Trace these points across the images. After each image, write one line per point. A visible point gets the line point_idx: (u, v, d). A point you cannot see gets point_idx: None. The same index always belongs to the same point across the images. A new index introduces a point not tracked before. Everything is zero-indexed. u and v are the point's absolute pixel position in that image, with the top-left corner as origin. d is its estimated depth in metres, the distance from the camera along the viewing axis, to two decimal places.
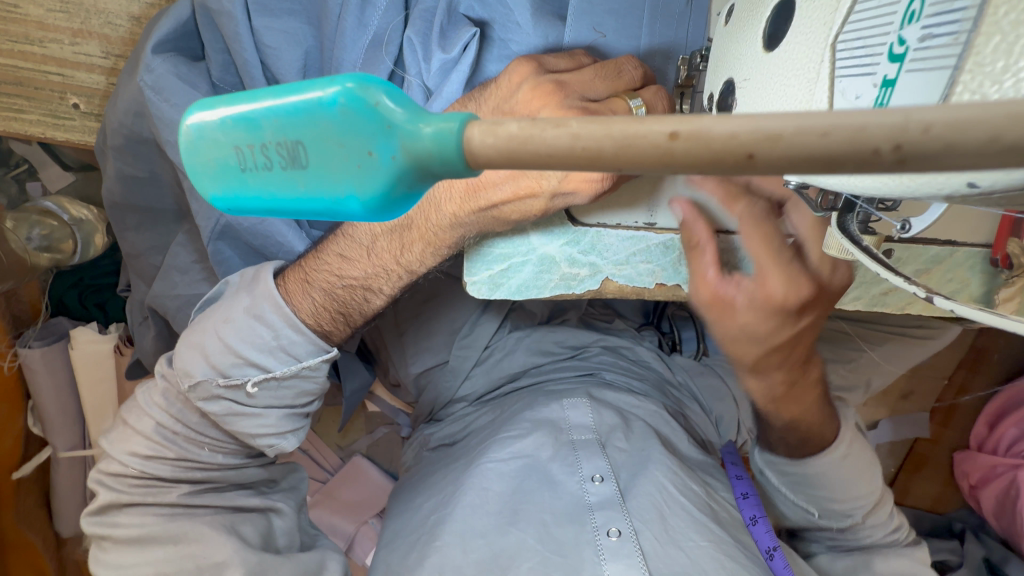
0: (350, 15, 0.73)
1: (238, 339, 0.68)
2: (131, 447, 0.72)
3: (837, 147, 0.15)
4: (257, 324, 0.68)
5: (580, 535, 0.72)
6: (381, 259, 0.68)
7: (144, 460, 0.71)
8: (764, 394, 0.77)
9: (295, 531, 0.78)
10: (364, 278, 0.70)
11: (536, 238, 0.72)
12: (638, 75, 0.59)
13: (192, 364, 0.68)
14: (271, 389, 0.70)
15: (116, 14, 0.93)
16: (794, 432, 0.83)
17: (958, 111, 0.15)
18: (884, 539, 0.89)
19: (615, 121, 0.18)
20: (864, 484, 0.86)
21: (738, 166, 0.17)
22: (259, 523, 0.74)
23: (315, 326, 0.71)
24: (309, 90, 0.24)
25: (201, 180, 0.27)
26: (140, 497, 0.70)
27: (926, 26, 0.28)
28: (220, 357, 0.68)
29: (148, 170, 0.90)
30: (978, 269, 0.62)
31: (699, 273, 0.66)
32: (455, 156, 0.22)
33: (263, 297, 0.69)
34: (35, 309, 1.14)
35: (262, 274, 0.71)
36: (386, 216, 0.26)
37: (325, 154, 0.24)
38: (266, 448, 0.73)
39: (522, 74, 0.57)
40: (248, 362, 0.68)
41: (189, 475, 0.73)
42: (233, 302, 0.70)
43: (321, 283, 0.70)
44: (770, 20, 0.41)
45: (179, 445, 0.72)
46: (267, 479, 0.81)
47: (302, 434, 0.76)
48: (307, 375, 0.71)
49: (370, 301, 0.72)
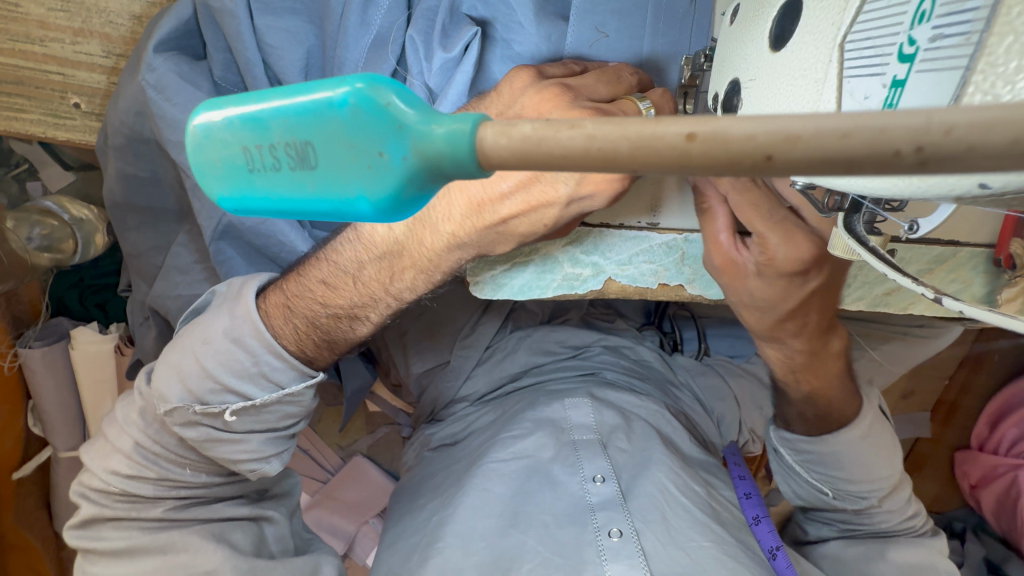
0: (353, 14, 0.72)
1: (217, 364, 0.67)
2: (111, 465, 0.71)
3: (859, 148, 0.15)
4: (237, 350, 0.67)
5: (582, 536, 0.72)
6: (368, 287, 0.68)
7: (126, 479, 0.70)
8: (780, 358, 0.80)
9: (289, 537, 0.79)
10: (350, 306, 0.70)
11: (547, 247, 0.73)
12: (634, 82, 0.60)
13: (169, 389, 0.68)
14: (252, 415, 0.70)
15: (117, 14, 0.93)
16: (812, 407, 0.84)
17: (980, 112, 0.14)
18: (900, 525, 0.88)
19: (631, 122, 0.18)
20: (883, 466, 0.85)
21: (757, 168, 0.16)
22: (251, 530, 0.74)
23: (298, 353, 0.70)
24: (318, 90, 0.24)
25: (208, 180, 0.27)
26: (125, 511, 0.70)
27: (937, 27, 0.28)
28: (197, 382, 0.68)
29: (149, 170, 0.90)
30: (980, 269, 0.62)
31: (713, 241, 0.65)
32: (468, 157, 0.21)
33: (243, 320, 0.68)
34: (35, 310, 1.13)
35: (244, 293, 0.70)
36: (394, 218, 0.25)
37: (334, 155, 0.24)
38: (248, 473, 0.73)
39: (523, 80, 0.58)
40: (227, 389, 0.68)
41: (172, 491, 0.72)
42: (213, 323, 0.69)
43: (303, 311, 0.69)
44: (776, 20, 0.41)
45: (160, 465, 0.71)
46: (258, 489, 0.81)
47: (287, 458, 0.76)
48: (290, 400, 0.72)
49: (356, 328, 0.72)
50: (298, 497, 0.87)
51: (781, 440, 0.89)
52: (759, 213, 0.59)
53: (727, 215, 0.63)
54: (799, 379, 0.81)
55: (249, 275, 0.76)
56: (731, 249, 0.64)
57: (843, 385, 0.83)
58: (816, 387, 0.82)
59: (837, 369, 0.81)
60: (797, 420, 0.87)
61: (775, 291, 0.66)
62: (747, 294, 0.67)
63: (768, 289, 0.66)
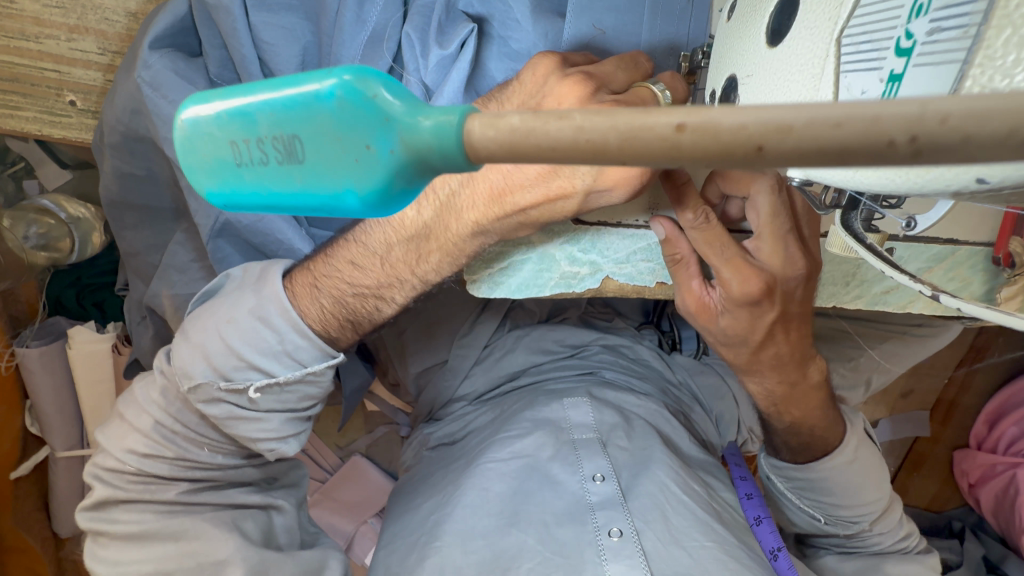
0: (349, 11, 0.72)
1: (242, 341, 0.67)
2: (129, 445, 0.71)
3: (852, 137, 0.15)
4: (262, 328, 0.67)
5: (582, 535, 0.72)
6: (395, 268, 0.68)
7: (142, 458, 0.71)
8: (760, 392, 0.78)
9: (296, 529, 0.77)
10: (376, 286, 0.69)
11: (539, 239, 0.72)
12: (652, 67, 0.59)
13: (193, 364, 0.67)
14: (275, 394, 0.69)
15: (113, 11, 0.92)
16: (795, 436, 0.83)
17: (977, 101, 0.14)
18: (893, 546, 0.88)
19: (620, 113, 0.17)
20: (874, 489, 0.85)
21: (748, 159, 0.16)
22: (261, 520, 0.73)
23: (322, 332, 0.70)
24: (305, 83, 0.23)
25: (196, 176, 0.27)
26: (139, 493, 0.70)
27: (934, 20, 0.28)
28: (222, 359, 0.67)
29: (145, 168, 0.90)
30: (979, 267, 0.62)
31: (684, 286, 0.66)
32: (456, 149, 0.21)
33: (269, 299, 0.68)
34: (33, 309, 1.13)
35: (270, 275, 0.71)
36: (384, 212, 0.25)
37: (322, 149, 0.23)
38: (266, 453, 0.72)
39: (546, 67, 0.56)
40: (251, 366, 0.67)
41: (187, 473, 0.72)
42: (237, 302, 0.69)
43: (329, 289, 0.69)
44: (773, 15, 0.41)
45: (177, 443, 0.71)
46: (267, 477, 0.80)
47: (304, 439, 0.75)
48: (312, 380, 0.71)
49: (380, 309, 0.72)
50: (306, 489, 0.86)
51: (770, 467, 0.90)
52: (714, 250, 0.61)
53: (696, 264, 0.65)
54: (781, 412, 0.79)
55: (266, 261, 0.76)
56: (702, 293, 0.66)
57: (827, 412, 0.82)
58: (798, 417, 0.80)
59: (818, 400, 0.79)
60: (783, 448, 0.86)
61: (744, 325, 0.66)
62: (719, 331, 0.68)
63: (737, 324, 0.66)
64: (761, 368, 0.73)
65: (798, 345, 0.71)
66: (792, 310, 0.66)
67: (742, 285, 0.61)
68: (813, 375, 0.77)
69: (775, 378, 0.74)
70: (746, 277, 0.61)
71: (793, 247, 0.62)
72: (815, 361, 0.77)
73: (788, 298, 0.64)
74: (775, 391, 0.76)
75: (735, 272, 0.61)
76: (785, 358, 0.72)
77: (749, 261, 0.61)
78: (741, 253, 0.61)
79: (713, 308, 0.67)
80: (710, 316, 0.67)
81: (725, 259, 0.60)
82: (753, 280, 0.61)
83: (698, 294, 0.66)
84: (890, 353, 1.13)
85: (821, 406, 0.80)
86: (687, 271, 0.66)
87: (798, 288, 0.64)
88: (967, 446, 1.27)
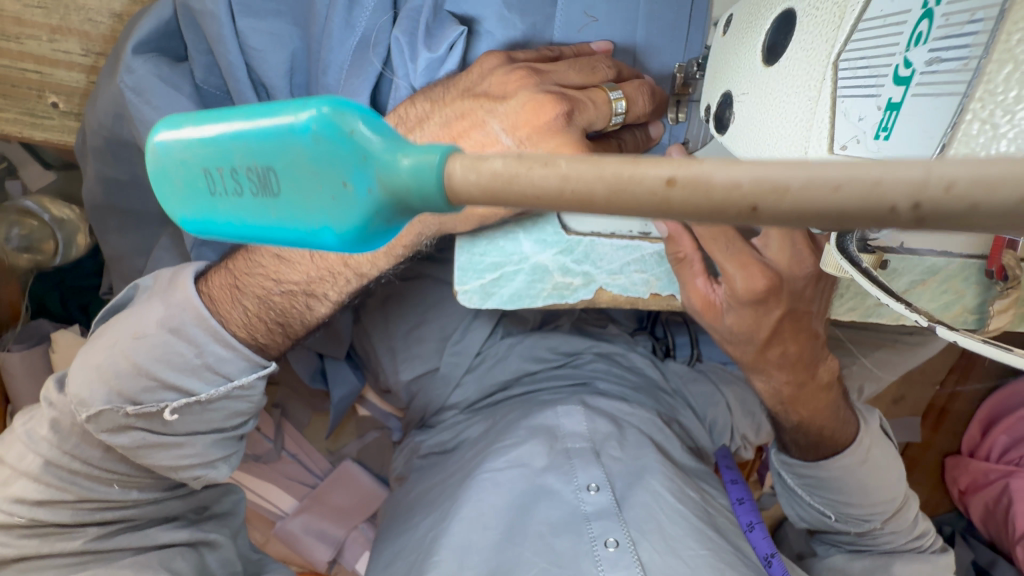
0: (338, 16, 0.70)
1: (152, 358, 0.64)
2: (15, 493, 0.66)
3: (850, 203, 0.15)
4: (176, 341, 0.65)
5: (578, 545, 0.71)
6: (325, 260, 0.68)
7: (34, 506, 0.67)
8: (767, 390, 0.80)
9: (232, 559, 0.77)
10: (304, 283, 0.69)
11: (531, 250, 0.71)
12: (611, 72, 0.64)
13: (89, 391, 0.64)
14: (196, 414, 0.67)
15: (97, 12, 0.90)
16: (805, 435, 0.83)
17: (979, 168, 0.14)
18: (907, 544, 0.88)
19: (608, 162, 0.17)
20: (889, 489, 0.84)
21: (741, 218, 0.16)
22: (192, 557, 0.72)
23: (246, 339, 0.70)
24: (280, 114, 0.22)
25: (170, 203, 0.26)
26: (35, 548, 0.66)
27: (934, 49, 0.27)
28: (129, 382, 0.64)
29: (129, 172, 0.87)
30: (972, 280, 0.58)
31: (689, 284, 0.68)
32: (434, 192, 0.20)
33: (180, 305, 0.66)
34: (15, 310, 1.10)
35: (179, 279, 0.68)
36: (364, 249, 0.24)
37: (298, 182, 0.22)
38: (191, 480, 0.71)
39: (492, 62, 0.63)
40: (164, 386, 0.65)
41: (96, 516, 0.69)
42: (144, 314, 0.66)
43: (253, 290, 0.69)
44: (770, 32, 0.40)
45: (78, 484, 0.67)
46: (196, 507, 0.79)
47: (235, 462, 0.74)
48: (240, 394, 0.69)
49: (313, 309, 0.72)
50: (242, 516, 0.84)
51: (780, 463, 0.90)
52: (718, 246, 0.62)
53: (700, 260, 0.66)
54: (789, 409, 0.80)
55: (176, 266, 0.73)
56: (707, 291, 0.68)
57: (837, 411, 0.82)
58: (806, 416, 0.81)
59: (826, 402, 0.80)
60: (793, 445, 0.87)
61: (749, 322, 0.68)
62: (725, 329, 0.71)
63: (743, 321, 0.68)
64: (771, 367, 0.75)
65: (807, 347, 0.73)
66: (800, 309, 0.68)
67: (748, 281, 0.62)
68: (824, 376, 0.78)
69: (784, 377, 0.76)
70: (752, 275, 0.62)
71: (801, 246, 0.62)
72: (824, 361, 0.78)
73: (794, 299, 0.66)
74: (781, 390, 0.78)
75: (740, 268, 0.62)
76: (792, 359, 0.74)
77: (755, 258, 0.62)
78: (746, 249, 0.62)
79: (718, 305, 0.68)
80: (716, 313, 0.69)
81: (730, 254, 0.62)
82: (759, 278, 0.62)
83: (702, 292, 0.68)
84: (880, 360, 1.14)
85: (831, 406, 0.81)
86: (692, 269, 0.67)
87: (807, 287, 0.65)
88: (959, 452, 1.27)
